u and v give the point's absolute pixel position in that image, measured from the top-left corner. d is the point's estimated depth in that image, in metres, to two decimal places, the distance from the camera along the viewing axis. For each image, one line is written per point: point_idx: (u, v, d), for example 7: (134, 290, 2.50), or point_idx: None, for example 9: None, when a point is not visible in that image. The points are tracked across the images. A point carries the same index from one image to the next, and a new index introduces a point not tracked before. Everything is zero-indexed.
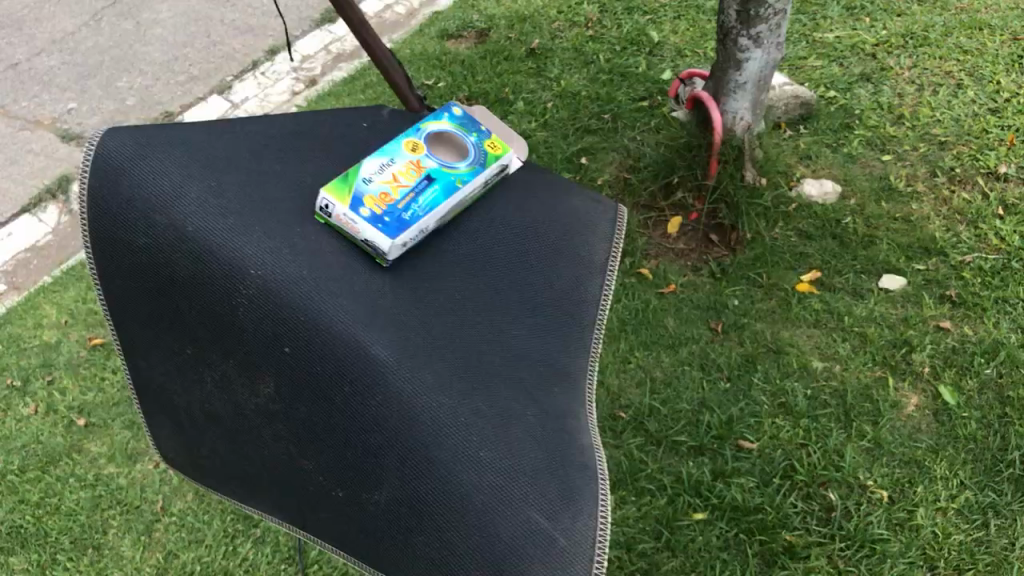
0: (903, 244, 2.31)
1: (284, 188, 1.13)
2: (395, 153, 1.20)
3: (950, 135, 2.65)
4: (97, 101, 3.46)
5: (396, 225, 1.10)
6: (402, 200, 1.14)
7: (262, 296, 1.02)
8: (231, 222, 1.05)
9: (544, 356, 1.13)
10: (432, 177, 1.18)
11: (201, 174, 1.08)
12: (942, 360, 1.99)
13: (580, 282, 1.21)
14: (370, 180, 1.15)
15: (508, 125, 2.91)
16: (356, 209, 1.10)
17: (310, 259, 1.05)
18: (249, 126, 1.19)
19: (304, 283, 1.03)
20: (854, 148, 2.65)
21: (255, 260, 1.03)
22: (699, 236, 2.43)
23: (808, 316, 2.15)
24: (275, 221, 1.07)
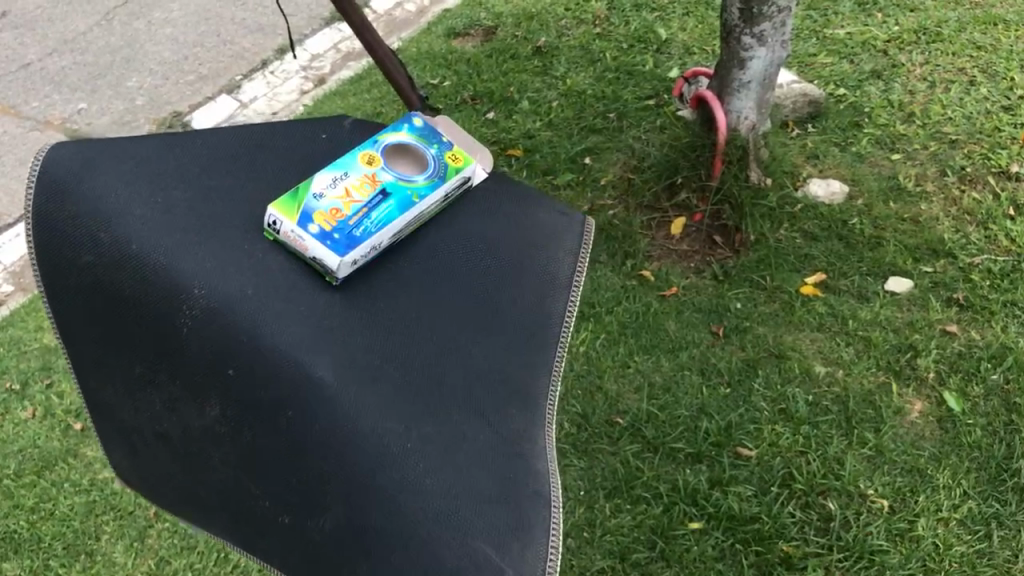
0: (910, 245, 2.27)
1: (232, 206, 1.22)
2: (351, 167, 1.27)
3: (961, 134, 2.60)
4: (107, 101, 3.46)
5: (344, 242, 1.17)
6: (354, 216, 1.20)
7: (206, 314, 1.10)
8: (175, 241, 1.14)
9: (500, 374, 1.16)
10: (387, 191, 1.25)
11: (148, 194, 1.18)
12: (948, 365, 1.95)
13: (542, 299, 1.24)
14: (322, 194, 1.22)
15: (513, 124, 2.88)
16: (304, 226, 1.17)
17: (259, 280, 1.15)
18: (195, 143, 1.26)
19: (249, 300, 1.12)
20: (863, 147, 2.61)
21: (198, 281, 1.11)
22: (704, 237, 2.38)
23: (812, 319, 2.11)
24: (225, 242, 1.17)
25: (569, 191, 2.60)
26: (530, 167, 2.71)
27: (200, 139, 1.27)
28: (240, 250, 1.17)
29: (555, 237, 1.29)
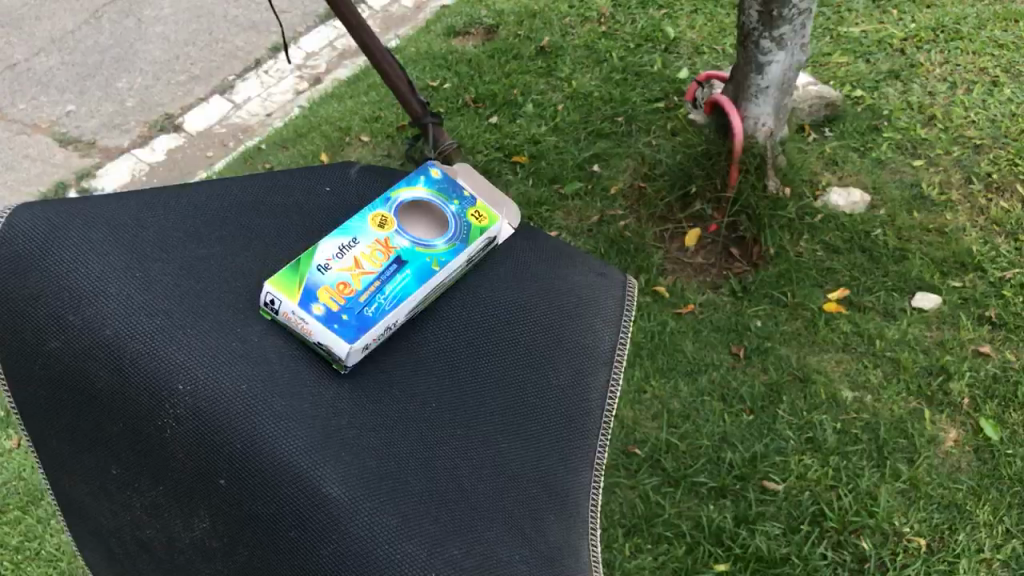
0: (937, 258, 2.17)
1: (218, 280, 1.15)
2: (362, 232, 1.21)
3: (986, 137, 2.49)
4: (97, 103, 3.32)
5: (354, 324, 1.10)
6: (365, 292, 1.14)
7: (192, 412, 1.02)
8: (158, 322, 1.08)
9: (536, 465, 1.12)
10: (402, 259, 1.19)
11: (127, 267, 1.12)
12: (982, 390, 1.86)
13: (580, 376, 1.22)
14: (329, 266, 1.16)
15: (518, 129, 2.76)
16: (307, 306, 1.10)
17: (258, 371, 1.06)
18: (180, 204, 1.23)
19: (241, 397, 1.03)
20: (883, 152, 2.49)
21: (184, 375, 1.04)
22: (720, 250, 2.27)
23: (837, 339, 2.01)
24: (214, 325, 1.09)
25: (578, 201, 2.48)
26: (536, 175, 2.59)
27: (185, 198, 1.24)
28: (232, 334, 1.09)
29: (595, 302, 1.29)
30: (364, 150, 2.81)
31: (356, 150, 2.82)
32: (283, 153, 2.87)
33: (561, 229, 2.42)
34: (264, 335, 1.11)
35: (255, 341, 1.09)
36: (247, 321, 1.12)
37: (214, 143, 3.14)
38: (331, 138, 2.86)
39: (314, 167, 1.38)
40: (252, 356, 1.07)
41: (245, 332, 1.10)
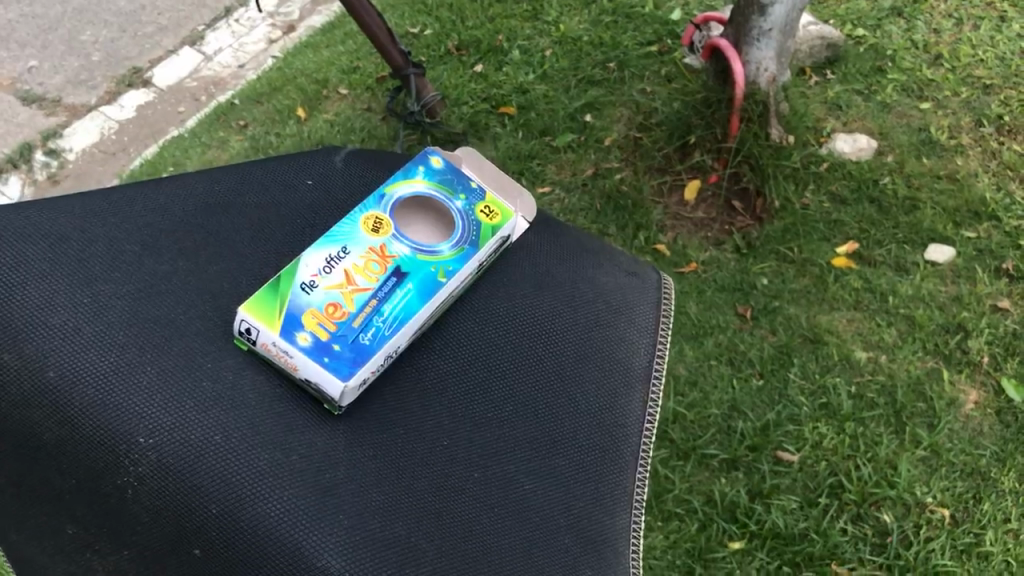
0: (949, 207, 2.07)
1: (182, 302, 1.06)
2: (352, 239, 1.12)
3: (995, 77, 2.38)
4: (60, 58, 3.13)
5: (349, 359, 1.02)
6: (359, 315, 1.05)
7: (157, 471, 0.93)
8: (114, 362, 0.98)
9: (566, 506, 1.06)
10: (401, 271, 1.10)
11: (73, 291, 1.02)
12: (1002, 347, 1.79)
13: (612, 401, 1.15)
14: (316, 284, 1.07)
15: (505, 79, 2.60)
16: (290, 336, 1.02)
17: (234, 420, 0.97)
18: (138, 208, 1.13)
19: (216, 452, 0.94)
20: (889, 95, 2.36)
21: (146, 428, 0.94)
22: (722, 204, 2.15)
23: (848, 296, 1.91)
24: (180, 358, 1.00)
25: (570, 155, 2.36)
26: (526, 127, 2.46)
27: (146, 200, 1.15)
28: (201, 372, 1.00)
29: (628, 309, 1.22)
30: (343, 103, 2.67)
31: (335, 104, 2.67)
32: (258, 109, 2.72)
33: (554, 185, 2.30)
34: (241, 370, 1.02)
35: (229, 380, 1.00)
36: (219, 355, 1.03)
37: (186, 97, 2.97)
38: (308, 92, 2.70)
39: (289, 155, 1.29)
40: (225, 400, 0.98)
41: (216, 369, 1.01)
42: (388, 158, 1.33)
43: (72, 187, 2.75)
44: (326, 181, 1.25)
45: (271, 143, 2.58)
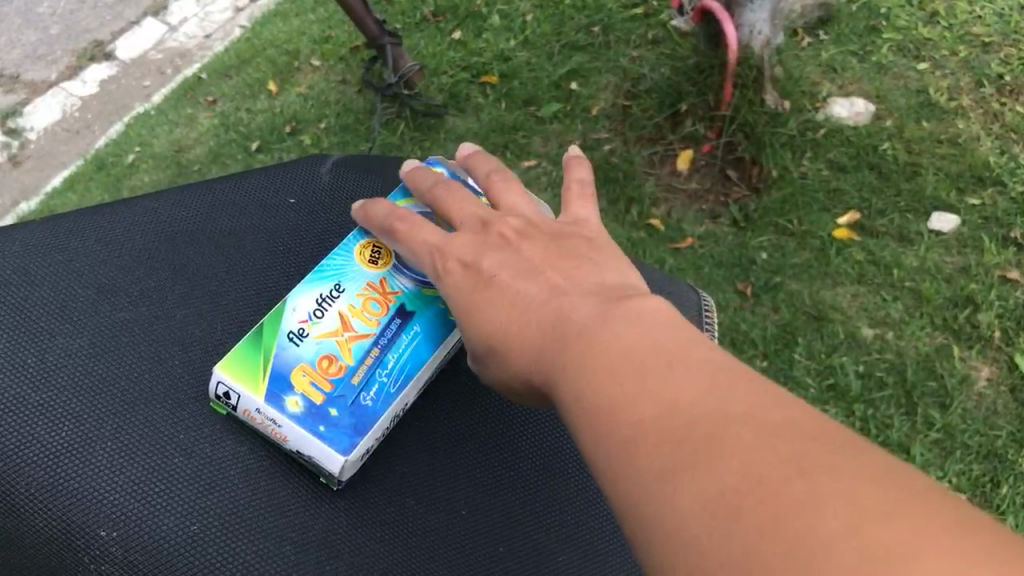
0: (952, 173, 1.99)
1: (142, 355, 1.02)
2: (348, 274, 1.05)
3: (994, 35, 2.25)
4: (17, 32, 2.98)
5: (350, 428, 0.94)
6: (358, 370, 0.98)
7: (121, 567, 0.90)
8: (65, 436, 0.95)
9: (601, 568, 1.01)
10: (406, 311, 1.02)
11: (18, 351, 1.01)
12: (1014, 321, 1.77)
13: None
14: (308, 330, 1.00)
15: (484, 46, 2.46)
16: (277, 401, 0.95)
17: (212, 504, 0.93)
18: (91, 242, 1.11)
19: (193, 548, 0.91)
20: (885, 56, 2.23)
21: (107, 520, 0.91)
22: (716, 173, 2.04)
23: (850, 271, 1.88)
24: (144, 428, 0.97)
25: (557, 125, 2.26)
26: (509, 97, 2.35)
27: (102, 232, 1.12)
28: (172, 446, 0.96)
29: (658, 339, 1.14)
30: (317, 75, 2.53)
31: (308, 75, 2.54)
32: (227, 83, 2.59)
33: (540, 157, 2.21)
34: (222, 439, 0.98)
35: (209, 453, 0.97)
36: (196, 424, 0.98)
37: (150, 71, 2.78)
38: (279, 64, 2.57)
39: (268, 171, 1.23)
40: (199, 479, 0.95)
41: (191, 441, 0.97)
42: (374, 164, 1.27)
43: (35, 168, 2.62)
44: (310, 198, 1.20)
45: (242, 120, 2.48)
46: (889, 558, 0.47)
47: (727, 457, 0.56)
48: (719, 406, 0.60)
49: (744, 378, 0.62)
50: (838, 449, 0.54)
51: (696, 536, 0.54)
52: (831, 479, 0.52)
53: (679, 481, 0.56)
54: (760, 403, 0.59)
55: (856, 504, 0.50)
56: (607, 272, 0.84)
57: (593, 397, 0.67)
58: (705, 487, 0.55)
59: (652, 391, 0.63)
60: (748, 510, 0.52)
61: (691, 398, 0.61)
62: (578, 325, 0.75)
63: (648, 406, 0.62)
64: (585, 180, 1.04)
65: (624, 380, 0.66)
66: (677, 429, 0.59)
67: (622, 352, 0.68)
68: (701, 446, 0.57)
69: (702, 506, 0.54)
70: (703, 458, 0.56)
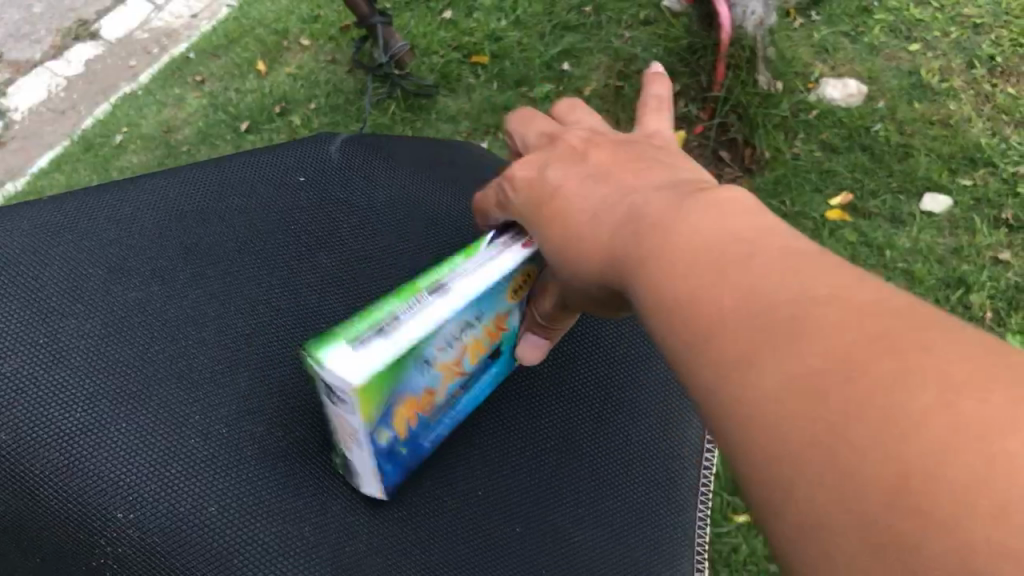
0: (944, 154, 1.99)
1: (154, 335, 1.01)
2: (492, 300, 0.89)
3: (984, 16, 2.25)
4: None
5: (406, 463, 0.95)
6: (435, 408, 0.94)
7: (140, 550, 0.88)
8: (81, 419, 0.92)
9: (621, 539, 1.05)
10: (497, 352, 0.99)
11: (28, 330, 0.97)
12: (1005, 302, 1.79)
13: (665, 432, 1.14)
14: (435, 358, 0.85)
15: (474, 25, 2.43)
16: (378, 435, 0.86)
17: (231, 484, 0.93)
18: (101, 221, 1.08)
19: (211, 528, 0.90)
20: (876, 37, 2.23)
21: (124, 503, 0.89)
22: (709, 155, 2.02)
23: (843, 252, 1.90)
24: (159, 409, 0.95)
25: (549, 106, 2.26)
26: (501, 78, 2.34)
27: (111, 211, 1.10)
28: (188, 428, 0.95)
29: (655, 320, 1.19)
30: (305, 55, 2.51)
31: (297, 55, 2.52)
32: (215, 62, 2.56)
33: None
34: (236, 422, 0.97)
35: (225, 434, 0.96)
36: (210, 404, 0.98)
37: (136, 50, 2.75)
38: (267, 43, 2.54)
39: (273, 148, 1.22)
40: (217, 460, 0.94)
41: (206, 422, 0.96)
42: (375, 142, 1.27)
43: (20, 149, 2.59)
44: (313, 176, 1.20)
45: (230, 100, 2.45)
46: (984, 437, 0.45)
47: (811, 338, 0.54)
48: (801, 288, 0.57)
49: (830, 263, 0.59)
50: (936, 329, 0.51)
51: (778, 420, 0.53)
52: (920, 355, 0.50)
53: (759, 364, 0.55)
54: (845, 286, 0.56)
55: (950, 378, 0.48)
56: (676, 169, 0.81)
57: (663, 285, 0.66)
58: (787, 370, 0.54)
59: (733, 279, 0.60)
60: (837, 392, 0.51)
61: (770, 285, 0.58)
62: (641, 219, 0.72)
63: (726, 295, 0.60)
64: (662, 97, 1.00)
65: (699, 265, 0.63)
66: (757, 314, 0.57)
67: (697, 241, 0.65)
68: (786, 330, 0.55)
69: (783, 388, 0.53)
70: (788, 341, 0.55)
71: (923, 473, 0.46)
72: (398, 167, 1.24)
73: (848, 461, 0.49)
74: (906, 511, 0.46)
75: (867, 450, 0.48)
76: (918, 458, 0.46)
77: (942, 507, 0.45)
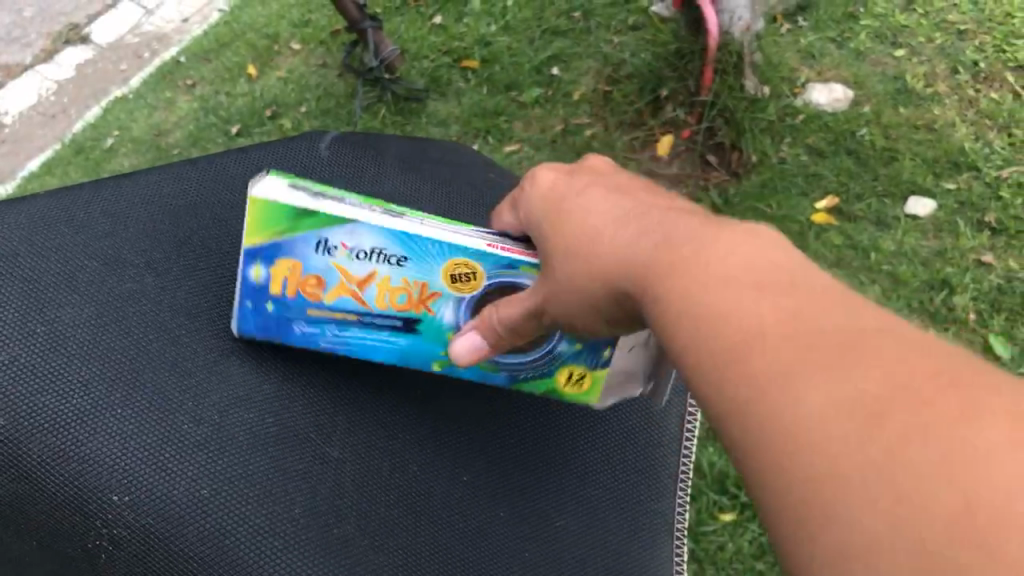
0: (928, 158, 2.02)
1: (146, 325, 1.02)
2: (422, 254, 0.92)
3: (969, 22, 2.27)
4: None
5: (269, 326, 0.99)
6: (317, 310, 0.96)
7: (134, 531, 0.90)
8: (76, 404, 0.94)
9: (602, 529, 1.07)
10: (413, 327, 0.96)
11: (23, 320, 0.98)
12: (988, 304, 1.82)
13: (648, 419, 1.15)
14: (338, 251, 0.92)
15: (464, 30, 2.45)
16: (251, 259, 0.93)
17: (223, 470, 0.95)
18: (96, 214, 1.09)
19: (204, 509, 0.92)
20: (862, 43, 2.25)
21: (119, 485, 0.91)
22: (696, 158, 2.06)
23: (829, 254, 1.92)
24: (154, 396, 0.97)
25: (538, 110, 2.28)
26: (491, 82, 2.35)
27: (106, 205, 1.10)
28: (182, 414, 0.97)
29: None
30: (296, 59, 2.53)
31: (288, 60, 2.53)
32: (206, 66, 2.57)
33: (522, 142, 2.23)
34: (228, 408, 0.99)
35: (217, 420, 0.98)
36: (202, 391, 0.99)
37: (127, 54, 2.76)
38: (258, 48, 2.56)
39: (261, 147, 1.23)
40: (209, 445, 0.96)
41: (198, 409, 0.98)
42: (364, 141, 1.28)
43: (10, 152, 2.59)
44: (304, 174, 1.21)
45: (221, 104, 2.47)
46: None
47: (868, 366, 0.54)
48: (850, 321, 0.59)
49: (873, 309, 0.61)
50: (986, 374, 0.53)
51: (828, 434, 0.52)
52: (987, 393, 0.51)
53: (806, 383, 0.55)
54: (886, 325, 0.59)
55: (1016, 421, 0.49)
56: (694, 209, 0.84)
57: (698, 296, 0.66)
58: (838, 394, 0.53)
59: (781, 300, 0.61)
60: (895, 416, 0.51)
61: (819, 312, 0.60)
62: (677, 239, 0.72)
63: (770, 313, 0.61)
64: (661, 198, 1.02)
65: (744, 288, 0.64)
66: (807, 335, 0.58)
67: (737, 260, 0.66)
68: (839, 351, 0.56)
69: (833, 409, 0.53)
70: (842, 363, 0.55)
71: (991, 506, 0.46)
72: (386, 167, 1.25)
73: (910, 488, 0.48)
74: (971, 542, 0.45)
75: (930, 479, 0.48)
76: (987, 495, 0.46)
77: (1014, 544, 0.44)
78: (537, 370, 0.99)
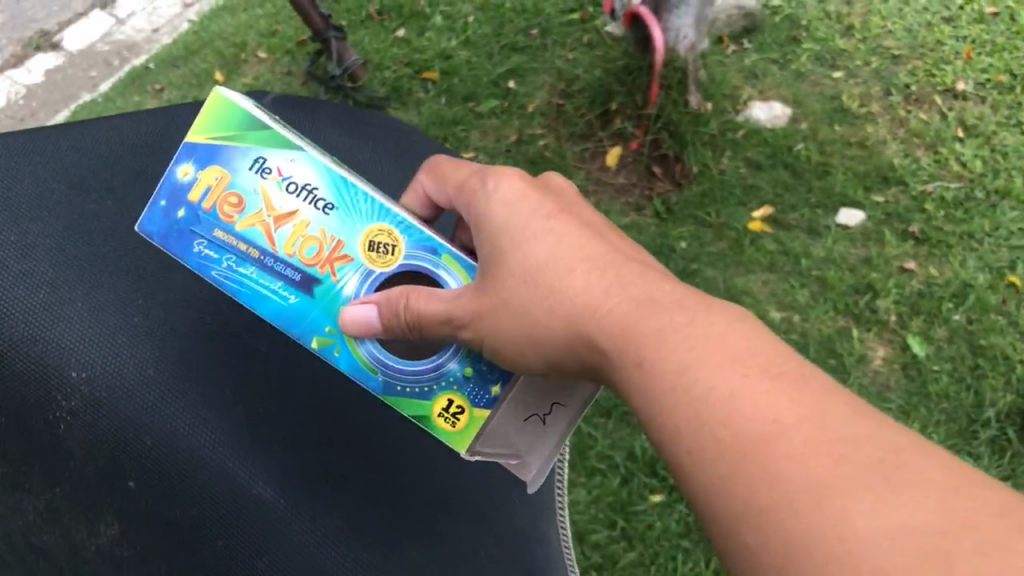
0: (860, 172, 2.14)
1: (103, 236, 1.11)
2: (349, 204, 0.97)
3: (903, 48, 2.41)
4: None
5: (168, 229, 0.95)
6: (220, 231, 0.95)
7: (90, 404, 1.00)
8: (43, 297, 1.03)
9: None
10: (309, 284, 0.96)
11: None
12: (909, 307, 1.93)
13: None
14: (271, 177, 0.97)
15: (425, 44, 2.54)
16: (185, 157, 0.96)
17: (167, 355, 1.04)
18: (63, 147, 1.17)
19: (151, 387, 1.02)
20: (803, 64, 2.38)
21: (77, 362, 1.01)
22: (642, 168, 2.17)
23: (763, 258, 2.02)
24: (109, 293, 1.06)
25: (494, 120, 2.37)
26: (449, 93, 2.44)
27: (74, 139, 1.19)
28: (132, 308, 1.06)
29: None
30: (262, 67, 2.61)
31: (253, 68, 2.61)
32: (174, 72, 2.65)
33: (477, 151, 2.31)
34: (172, 306, 1.08)
35: (161, 315, 1.07)
36: (151, 291, 1.09)
37: (98, 62, 2.82)
38: (226, 56, 2.64)
39: None
40: (155, 335, 1.06)
41: (147, 304, 1.07)
42: (317, 118, 1.36)
43: None
44: None
45: None
46: None
47: (903, 485, 0.58)
48: (866, 431, 0.63)
49: (884, 421, 0.65)
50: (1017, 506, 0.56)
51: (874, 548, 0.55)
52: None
53: (843, 495, 0.58)
54: (897, 437, 0.62)
55: None
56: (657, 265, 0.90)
57: (706, 383, 0.70)
58: (880, 513, 0.57)
59: (797, 401, 0.66)
60: (956, 544, 0.53)
61: (836, 419, 0.64)
62: (673, 316, 0.77)
63: (788, 414, 0.65)
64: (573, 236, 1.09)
65: (755, 381, 0.68)
66: (829, 442, 0.62)
67: (746, 353, 0.71)
68: (870, 466, 0.60)
69: (884, 534, 0.55)
70: (879, 480, 0.58)
71: None
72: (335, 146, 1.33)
73: None
74: None
75: None
76: None
77: None
78: (419, 386, 0.96)
